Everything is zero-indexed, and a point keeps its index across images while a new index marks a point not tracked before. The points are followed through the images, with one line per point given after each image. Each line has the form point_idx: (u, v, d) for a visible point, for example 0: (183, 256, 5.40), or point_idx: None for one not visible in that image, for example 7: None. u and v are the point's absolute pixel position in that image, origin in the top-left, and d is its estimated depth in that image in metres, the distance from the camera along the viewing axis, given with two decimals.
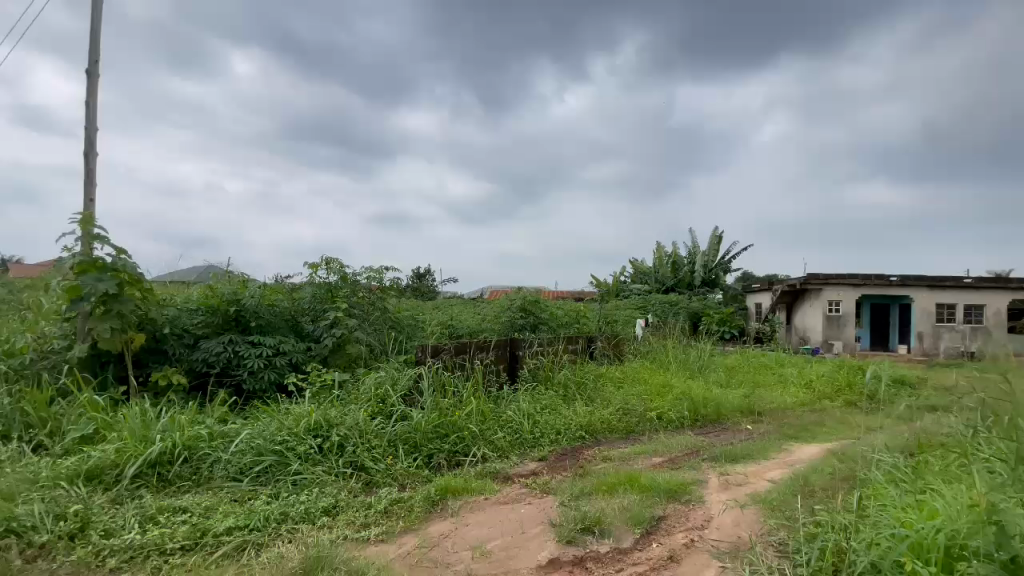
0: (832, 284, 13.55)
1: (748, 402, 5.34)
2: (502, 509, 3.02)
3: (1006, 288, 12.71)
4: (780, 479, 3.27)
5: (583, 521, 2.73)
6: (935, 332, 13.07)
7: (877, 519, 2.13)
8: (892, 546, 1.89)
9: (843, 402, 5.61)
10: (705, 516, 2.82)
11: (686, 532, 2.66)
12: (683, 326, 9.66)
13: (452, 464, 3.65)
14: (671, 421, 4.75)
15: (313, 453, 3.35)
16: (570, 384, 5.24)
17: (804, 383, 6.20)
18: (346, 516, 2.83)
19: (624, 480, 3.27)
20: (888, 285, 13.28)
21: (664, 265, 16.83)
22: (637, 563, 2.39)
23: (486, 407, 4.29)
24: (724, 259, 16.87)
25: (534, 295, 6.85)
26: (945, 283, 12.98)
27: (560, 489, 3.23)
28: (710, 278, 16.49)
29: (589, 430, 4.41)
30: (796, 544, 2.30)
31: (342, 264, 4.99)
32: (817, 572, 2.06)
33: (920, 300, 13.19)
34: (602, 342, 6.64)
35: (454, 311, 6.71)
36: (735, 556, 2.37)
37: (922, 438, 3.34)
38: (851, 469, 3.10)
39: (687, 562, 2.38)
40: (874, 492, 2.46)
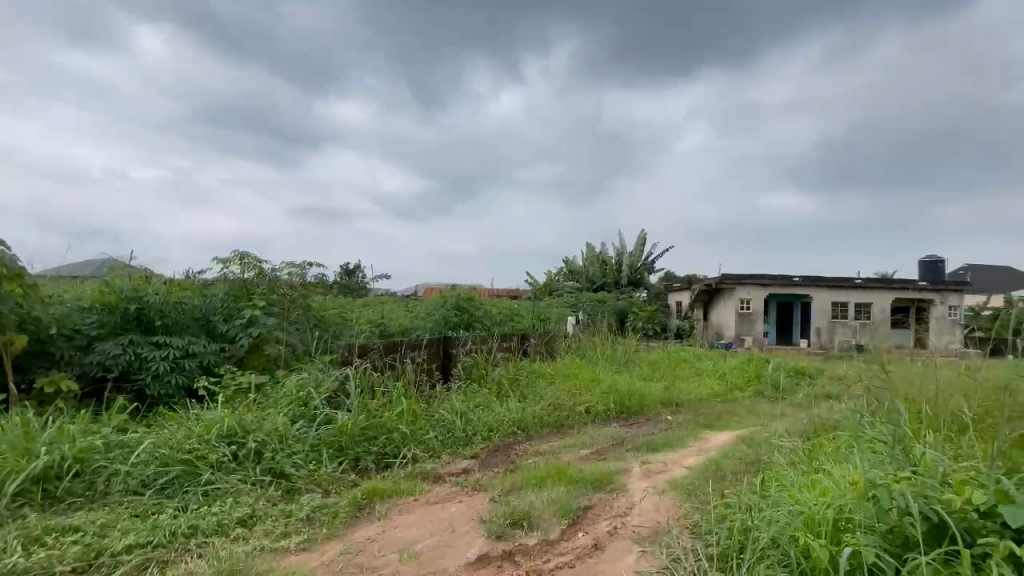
0: (745, 283, 14.64)
1: (669, 394, 5.66)
2: (432, 509, 2.99)
3: (889, 288, 14.33)
4: (695, 465, 3.49)
5: (511, 516, 2.76)
6: (831, 327, 14.50)
7: (777, 498, 2.33)
8: (790, 522, 2.07)
9: (751, 393, 6.09)
10: (627, 503, 2.95)
11: (610, 520, 2.77)
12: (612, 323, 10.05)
13: (380, 466, 3.56)
14: (599, 415, 4.92)
15: (227, 461, 3.15)
16: (503, 381, 5.29)
17: (718, 375, 6.67)
18: (264, 526, 2.67)
19: (553, 473, 3.35)
20: (793, 285, 14.54)
21: (596, 264, 17.41)
22: (563, 553, 2.46)
23: (417, 406, 4.22)
24: (650, 259, 17.72)
25: (468, 292, 6.84)
26: (840, 283, 14.42)
27: (491, 485, 3.25)
28: (638, 278, 17.25)
29: (521, 426, 4.47)
30: (707, 525, 2.46)
31: (259, 259, 4.73)
32: (725, 550, 2.22)
33: (819, 298, 14.58)
34: (535, 339, 6.76)
35: (386, 309, 6.56)
36: (654, 540, 2.49)
37: (817, 422, 3.70)
38: (756, 454, 3.37)
39: (610, 549, 2.47)
40: (775, 474, 2.69)
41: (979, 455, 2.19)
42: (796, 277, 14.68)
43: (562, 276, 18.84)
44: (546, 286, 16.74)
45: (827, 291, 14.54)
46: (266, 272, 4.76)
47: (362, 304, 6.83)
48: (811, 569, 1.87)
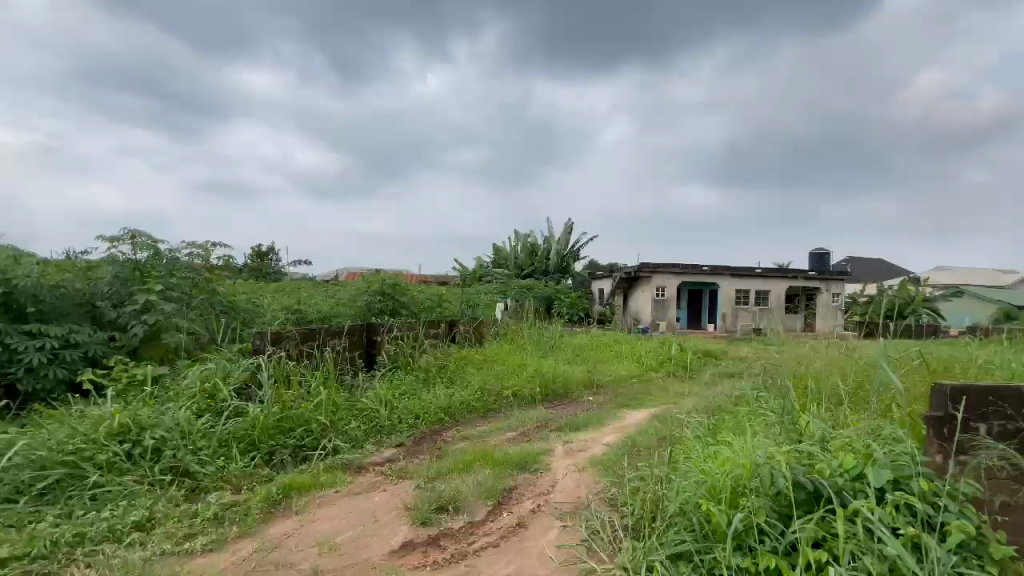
0: (661, 272, 15.52)
1: (591, 377, 5.90)
2: (355, 500, 2.91)
3: (785, 277, 15.84)
4: (614, 442, 3.69)
5: (437, 501, 2.75)
6: (734, 312, 15.80)
7: (685, 469, 2.53)
8: (696, 490, 2.24)
9: (665, 373, 6.51)
10: (551, 481, 3.06)
11: (534, 498, 2.85)
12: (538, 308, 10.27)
13: (298, 459, 3.41)
14: (526, 398, 5.04)
15: (120, 461, 2.86)
16: (430, 368, 5.24)
17: (636, 357, 7.06)
18: (165, 529, 2.47)
19: (480, 456, 3.39)
20: (703, 274, 15.63)
21: (524, 251, 17.64)
22: (488, 533, 2.50)
23: (338, 396, 4.07)
24: (576, 247, 18.25)
25: (394, 278, 6.66)
26: (743, 273, 15.71)
27: (417, 472, 3.23)
28: (564, 265, 17.71)
29: (448, 412, 4.46)
30: (623, 497, 2.62)
31: (155, 239, 4.30)
32: (639, 520, 2.37)
33: (726, 286, 15.82)
34: (463, 325, 6.75)
35: (305, 294, 6.23)
36: (575, 515, 2.61)
37: (721, 399, 4.03)
38: (668, 429, 3.62)
39: (533, 526, 2.56)
40: (684, 447, 2.91)
41: (851, 423, 2.50)
42: (706, 267, 15.81)
43: (490, 262, 18.91)
44: (474, 272, 16.73)
45: (732, 279, 15.80)
46: (163, 253, 4.38)
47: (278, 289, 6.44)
48: (713, 533, 2.05)
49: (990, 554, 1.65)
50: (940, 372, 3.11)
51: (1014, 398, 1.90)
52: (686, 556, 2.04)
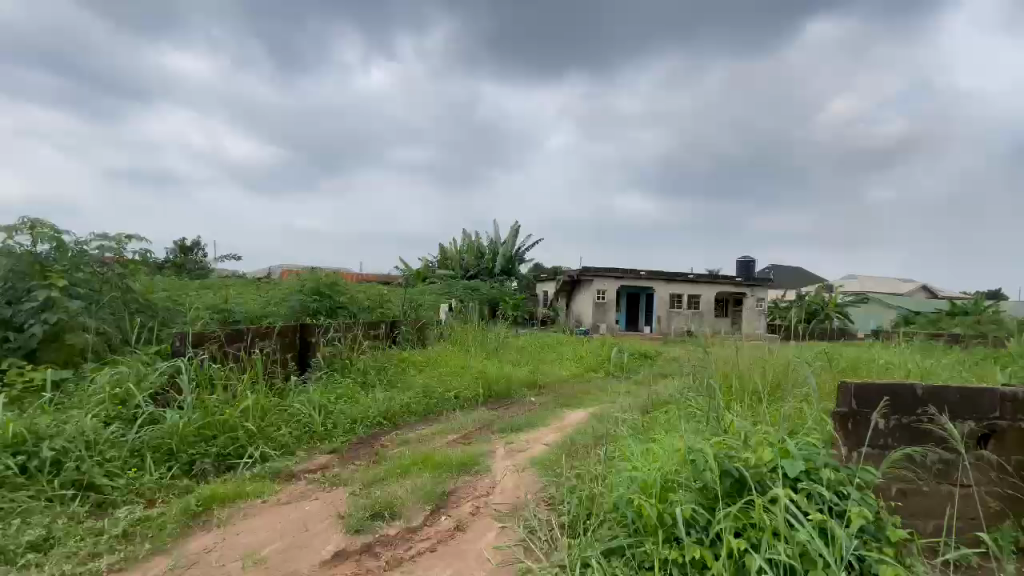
0: (602, 276, 15.98)
1: (534, 378, 5.97)
2: (284, 510, 2.77)
3: (715, 282, 16.78)
4: (553, 441, 3.75)
5: (372, 507, 2.68)
6: (669, 315, 16.55)
7: (619, 467, 2.60)
8: (629, 487, 2.31)
9: (604, 373, 6.71)
10: (491, 483, 3.05)
11: (473, 501, 2.83)
12: (482, 309, 10.26)
13: (221, 469, 3.19)
14: (468, 400, 5.01)
15: (12, 475, 2.56)
16: (369, 370, 5.09)
17: (577, 358, 7.22)
18: (65, 548, 2.24)
19: (419, 460, 3.33)
20: (641, 279, 16.25)
21: (468, 252, 17.59)
22: (424, 538, 2.46)
23: (268, 400, 3.86)
24: (521, 249, 18.43)
25: (332, 277, 6.43)
26: (677, 278, 16.49)
27: (351, 479, 3.12)
28: (509, 266, 17.82)
29: (387, 416, 4.34)
30: (561, 495, 2.66)
31: (59, 230, 3.90)
32: (575, 518, 2.42)
33: (661, 290, 16.54)
34: (405, 325, 6.62)
35: (234, 293, 5.87)
36: (513, 516, 2.62)
37: (655, 398, 4.20)
38: (605, 428, 3.73)
39: (472, 529, 2.54)
40: (620, 445, 3.00)
41: (770, 419, 2.67)
42: (643, 271, 16.46)
43: (434, 262, 18.68)
44: (418, 271, 16.47)
45: (668, 284, 16.54)
46: (68, 246, 3.97)
47: (204, 287, 6.03)
48: (643, 527, 2.13)
49: (887, 537, 1.81)
50: (847, 371, 3.40)
51: (908, 395, 2.06)
52: (618, 551, 2.10)
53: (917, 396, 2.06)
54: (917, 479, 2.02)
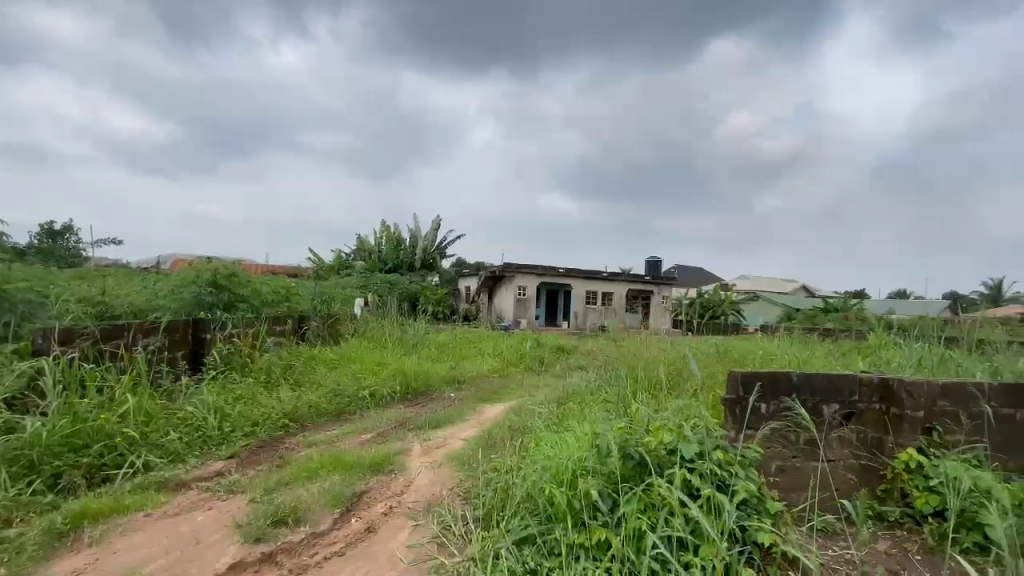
0: (523, 272, 16.24)
1: (453, 373, 5.93)
2: (172, 522, 2.52)
3: (628, 280, 17.70)
4: (470, 437, 3.74)
5: (276, 514, 2.52)
6: (585, 311, 17.20)
7: (531, 459, 2.65)
8: (540, 477, 2.37)
9: (523, 367, 6.82)
10: (405, 482, 2.98)
11: (385, 501, 2.75)
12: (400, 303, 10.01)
13: (96, 481, 2.83)
14: (383, 397, 4.85)
15: None
16: (274, 369, 4.77)
17: (497, 353, 7.28)
18: None
19: (327, 462, 3.18)
20: (560, 275, 16.74)
21: (388, 245, 17.08)
22: (332, 543, 2.35)
23: (153, 403, 3.48)
24: (442, 244, 18.22)
25: (232, 268, 5.93)
26: (594, 275, 17.18)
27: (252, 485, 2.91)
28: (429, 261, 17.52)
29: (293, 418, 4.10)
30: (475, 489, 2.66)
31: None
32: (489, 510, 2.43)
33: (579, 287, 17.15)
34: (315, 321, 6.29)
35: (112, 283, 5.22)
36: (427, 513, 2.58)
37: (570, 390, 4.34)
38: (522, 421, 3.79)
39: (383, 529, 2.47)
40: (534, 437, 3.06)
41: (671, 407, 2.86)
42: (562, 268, 16.97)
43: (351, 255, 17.91)
44: (333, 264, 15.71)
45: (585, 281, 17.18)
46: None
47: (73, 277, 5.29)
48: (554, 514, 2.19)
49: (766, 508, 2.01)
50: (739, 361, 3.73)
51: (784, 382, 2.30)
52: (530, 539, 2.14)
53: (791, 382, 2.30)
54: (792, 456, 2.26)
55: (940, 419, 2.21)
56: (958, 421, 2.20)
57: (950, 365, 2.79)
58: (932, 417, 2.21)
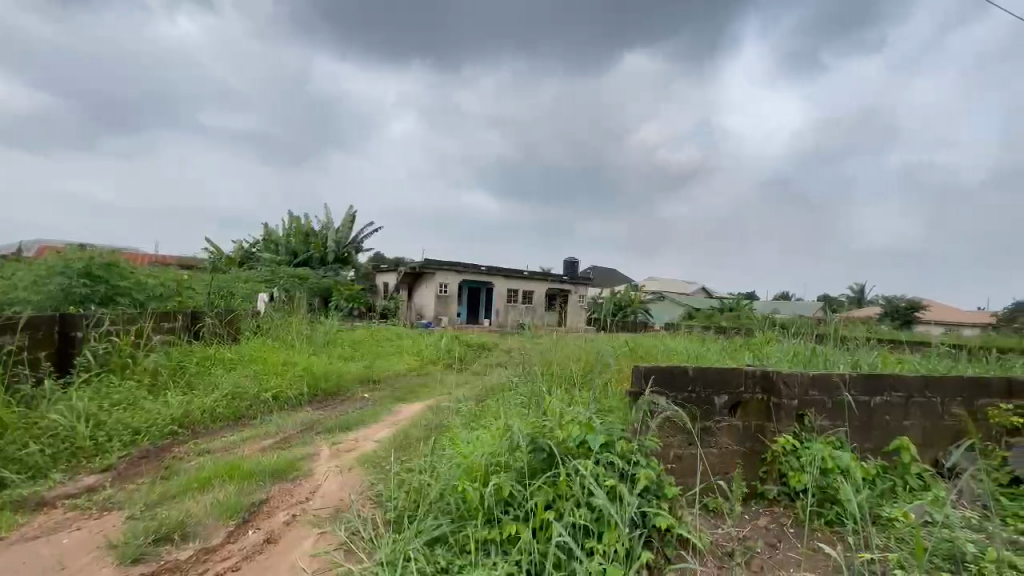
0: (444, 269, 16.06)
1: (367, 372, 5.71)
2: (28, 547, 2.18)
3: (547, 279, 18.16)
4: (383, 438, 3.62)
5: (160, 531, 2.28)
6: (506, 309, 17.38)
7: (445, 458, 2.62)
8: (452, 475, 2.35)
9: (442, 365, 6.74)
10: (311, 487, 2.83)
11: (288, 509, 2.59)
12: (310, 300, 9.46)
13: None
14: (289, 400, 4.55)
15: None
16: (160, 371, 4.30)
17: (414, 351, 7.13)
18: None
19: (221, 471, 2.93)
20: (481, 274, 16.76)
21: (297, 237, 16.08)
22: (224, 558, 2.17)
23: (5, 412, 3.00)
24: (358, 238, 17.51)
25: (110, 258, 5.27)
26: (514, 274, 17.42)
27: (131, 500, 2.60)
28: (344, 255, 16.75)
29: (184, 424, 3.73)
30: (386, 492, 2.58)
31: None
32: (400, 513, 2.37)
33: (499, 285, 17.30)
34: (211, 317, 5.76)
35: None
36: (333, 519, 2.46)
37: (486, 387, 4.35)
38: (437, 420, 3.74)
39: (284, 540, 2.31)
40: (449, 436, 3.03)
41: (582, 401, 2.96)
42: (483, 267, 17.02)
43: (255, 246, 16.64)
44: (235, 256, 14.49)
45: (505, 279, 17.36)
46: None
47: None
48: (466, 512, 2.18)
49: (663, 493, 2.14)
50: (645, 357, 3.95)
51: (681, 375, 2.47)
52: (441, 539, 2.12)
53: (688, 375, 2.47)
54: (688, 444, 2.43)
55: (810, 406, 2.49)
56: (824, 407, 2.51)
57: (821, 358, 3.15)
58: (804, 404, 2.49)
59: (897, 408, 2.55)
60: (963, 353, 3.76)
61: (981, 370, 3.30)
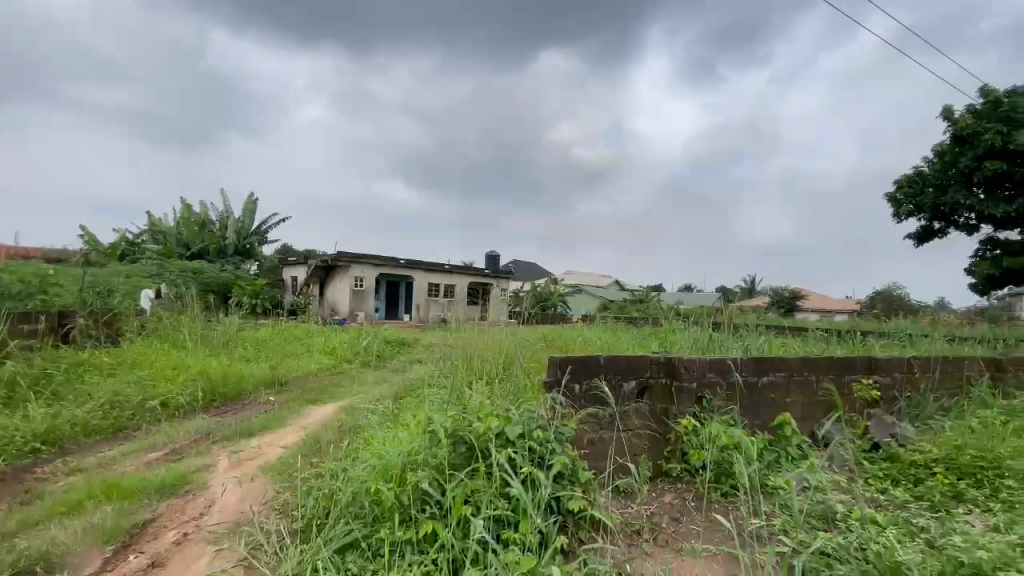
0: (358, 262, 15.42)
1: (273, 374, 5.34)
2: None
3: (467, 273, 18.13)
4: (292, 443, 3.41)
5: (17, 565, 1.97)
6: (427, 303, 17.19)
7: (360, 459, 2.50)
8: (366, 477, 2.24)
9: (357, 363, 6.48)
10: (206, 502, 2.58)
11: (179, 527, 2.34)
12: (204, 297, 8.66)
13: None
14: (181, 407, 4.13)
15: None
16: (18, 381, 3.72)
17: (327, 349, 6.79)
18: None
19: (97, 491, 2.59)
20: (399, 267, 16.34)
21: (189, 227, 14.64)
22: None
23: None
24: (262, 229, 16.32)
25: None
26: (434, 268, 17.19)
27: None
28: (246, 248, 15.54)
29: (49, 440, 3.25)
30: (293, 500, 2.41)
31: None
32: (309, 521, 2.23)
33: (419, 279, 16.96)
34: (85, 317, 5.09)
35: None
36: (233, 534, 2.26)
37: (403, 385, 4.24)
38: (350, 421, 3.58)
39: (173, 562, 2.09)
40: (363, 437, 2.91)
41: (501, 393, 2.98)
42: (401, 260, 16.59)
43: (139, 238, 14.93)
44: (114, 248, 12.90)
45: (426, 273, 17.09)
46: None
47: None
48: (381, 513, 2.10)
49: (577, 478, 2.21)
50: (561, 347, 4.06)
51: (593, 363, 2.55)
52: (354, 544, 2.03)
53: (600, 363, 2.57)
54: (600, 429, 2.52)
55: (707, 388, 2.70)
56: (719, 388, 2.72)
57: (717, 344, 3.42)
58: (703, 386, 2.69)
59: (781, 386, 2.83)
60: (832, 337, 4.28)
61: (848, 351, 3.76)
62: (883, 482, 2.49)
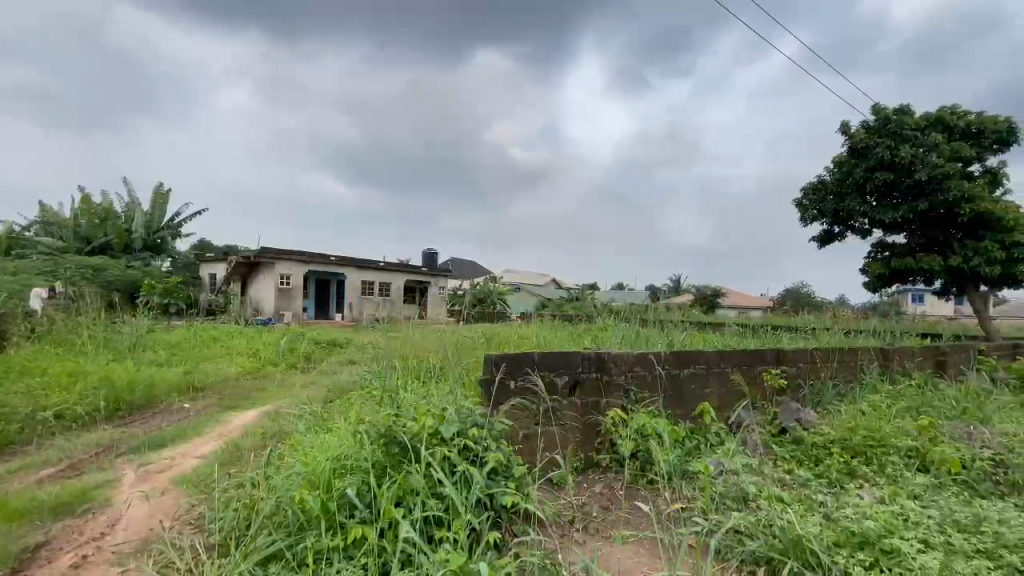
0: (284, 259, 14.63)
1: (189, 379, 4.96)
2: None
3: (403, 271, 17.77)
4: (210, 452, 3.18)
5: None
6: (360, 302, 16.68)
7: (286, 466, 2.39)
8: (292, 484, 2.14)
9: (284, 366, 6.17)
10: (109, 520, 2.36)
11: (77, 549, 2.12)
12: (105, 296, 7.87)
13: None
14: (80, 418, 3.75)
15: None
16: None
17: (250, 351, 6.41)
18: None
19: None
20: (330, 265, 15.73)
21: (88, 220, 13.25)
22: None
23: None
24: (175, 223, 15.09)
25: None
26: (367, 265, 16.67)
27: None
28: (156, 243, 14.30)
29: None
30: (211, 513, 2.25)
31: None
32: (228, 535, 2.09)
33: (352, 277, 16.42)
34: None
35: None
36: (140, 554, 2.08)
37: (334, 387, 4.09)
38: (275, 427, 3.40)
39: None
40: (290, 442, 2.77)
41: (436, 392, 2.95)
42: (333, 257, 15.96)
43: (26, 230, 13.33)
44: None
45: (359, 270, 16.54)
46: None
47: None
48: (307, 521, 2.01)
49: (511, 474, 2.23)
50: (498, 344, 4.09)
51: (526, 360, 2.58)
52: (277, 555, 1.93)
53: (533, 359, 2.60)
54: (533, 425, 2.56)
55: (634, 381, 2.82)
56: (645, 381, 2.86)
57: (645, 340, 3.59)
58: (630, 380, 2.81)
59: (701, 378, 3.01)
60: (748, 331, 4.61)
61: (761, 344, 4.08)
62: (790, 463, 2.72)
